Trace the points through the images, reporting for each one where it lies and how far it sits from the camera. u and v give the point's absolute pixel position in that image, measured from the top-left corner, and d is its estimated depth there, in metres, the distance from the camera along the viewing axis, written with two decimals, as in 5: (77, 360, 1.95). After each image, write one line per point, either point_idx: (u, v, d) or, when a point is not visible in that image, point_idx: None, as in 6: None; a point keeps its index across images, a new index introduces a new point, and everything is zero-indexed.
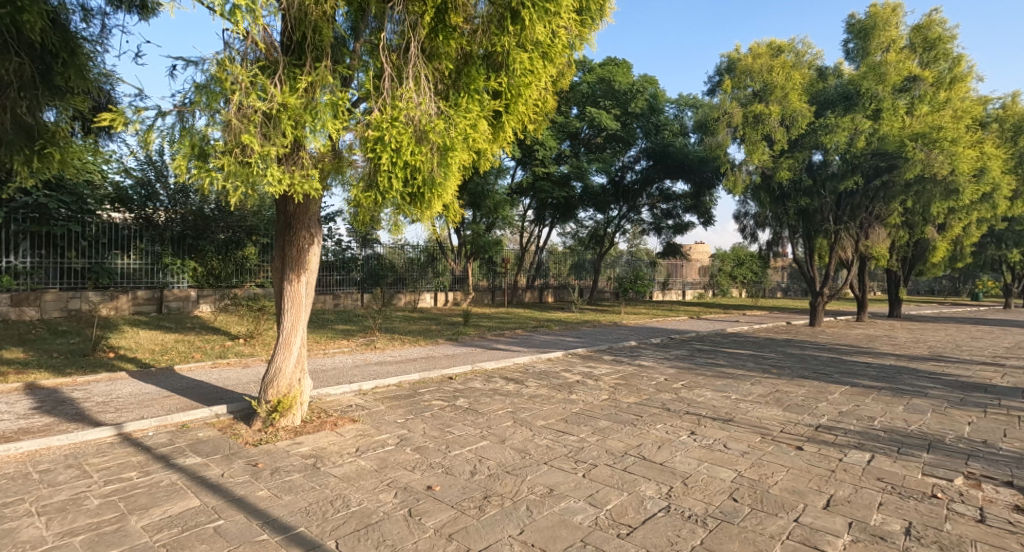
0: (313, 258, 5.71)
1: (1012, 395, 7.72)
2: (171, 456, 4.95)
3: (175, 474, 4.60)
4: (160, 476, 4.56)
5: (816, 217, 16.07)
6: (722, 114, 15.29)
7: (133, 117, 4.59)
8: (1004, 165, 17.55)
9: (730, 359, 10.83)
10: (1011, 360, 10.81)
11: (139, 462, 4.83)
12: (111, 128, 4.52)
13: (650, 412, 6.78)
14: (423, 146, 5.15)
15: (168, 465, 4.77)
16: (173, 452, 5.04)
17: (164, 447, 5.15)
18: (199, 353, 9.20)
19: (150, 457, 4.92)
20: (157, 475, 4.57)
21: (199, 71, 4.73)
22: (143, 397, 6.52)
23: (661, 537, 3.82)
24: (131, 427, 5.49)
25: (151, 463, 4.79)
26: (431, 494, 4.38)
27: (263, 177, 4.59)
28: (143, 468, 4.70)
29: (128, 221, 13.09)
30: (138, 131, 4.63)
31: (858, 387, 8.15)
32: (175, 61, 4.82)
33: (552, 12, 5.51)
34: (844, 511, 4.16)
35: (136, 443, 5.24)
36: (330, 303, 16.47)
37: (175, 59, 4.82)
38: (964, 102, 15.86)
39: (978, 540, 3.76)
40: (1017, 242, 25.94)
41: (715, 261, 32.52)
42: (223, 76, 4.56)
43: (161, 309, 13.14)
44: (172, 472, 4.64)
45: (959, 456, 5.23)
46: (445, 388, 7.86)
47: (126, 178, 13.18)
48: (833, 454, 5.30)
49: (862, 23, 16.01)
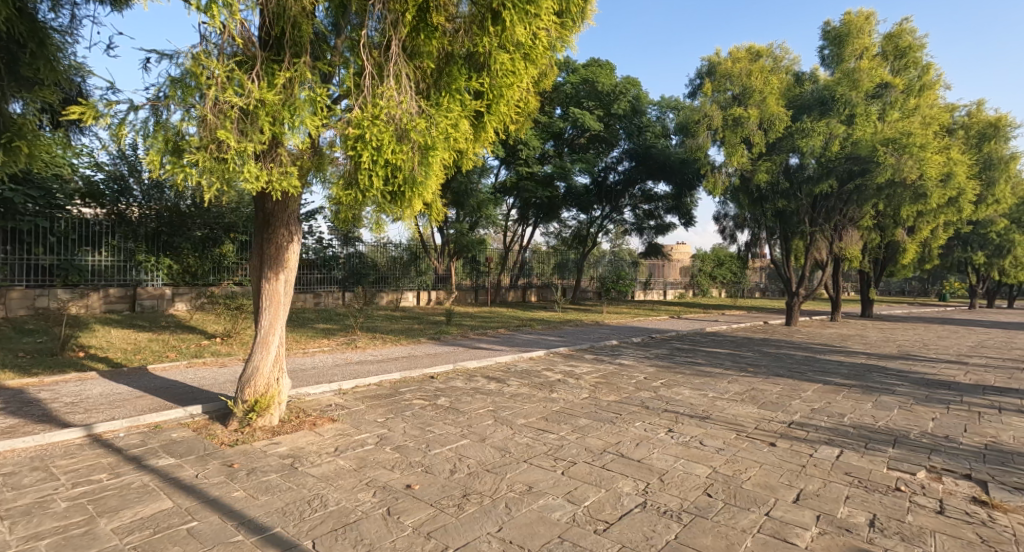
0: (292, 256, 5.70)
1: (975, 392, 7.95)
2: (144, 457, 4.92)
3: (147, 475, 4.58)
4: (131, 477, 4.53)
5: (792, 219, 16.28)
6: (702, 116, 15.48)
7: (104, 111, 4.54)
8: (969, 171, 18.03)
9: (708, 358, 10.96)
10: (974, 358, 11.15)
11: (109, 463, 4.79)
12: (81, 122, 4.46)
13: (629, 410, 6.85)
14: (403, 145, 5.16)
15: (140, 466, 4.74)
16: (146, 453, 5.01)
17: (135, 448, 5.12)
18: (173, 353, 9.06)
19: (121, 458, 4.89)
20: (128, 476, 4.54)
21: (173, 64, 4.70)
22: (115, 397, 6.47)
23: (637, 532, 3.89)
24: (101, 428, 5.44)
25: (121, 465, 4.75)
26: (410, 493, 4.40)
27: (240, 173, 4.55)
28: (113, 469, 4.67)
29: (99, 217, 12.92)
30: (109, 125, 4.59)
31: (830, 385, 8.31)
32: (148, 53, 4.78)
33: (532, 14, 5.56)
34: (813, 505, 4.27)
35: (106, 444, 5.20)
36: (310, 302, 16.37)
37: (148, 52, 4.78)
38: (932, 110, 16.33)
39: (937, 531, 3.88)
40: (981, 244, 26.73)
41: (696, 261, 32.94)
42: (199, 70, 4.55)
43: (134, 308, 13.02)
44: (144, 473, 4.61)
45: (922, 451, 5.38)
46: (425, 387, 7.85)
47: (97, 172, 12.97)
48: (804, 450, 5.43)
49: (837, 30, 16.31)
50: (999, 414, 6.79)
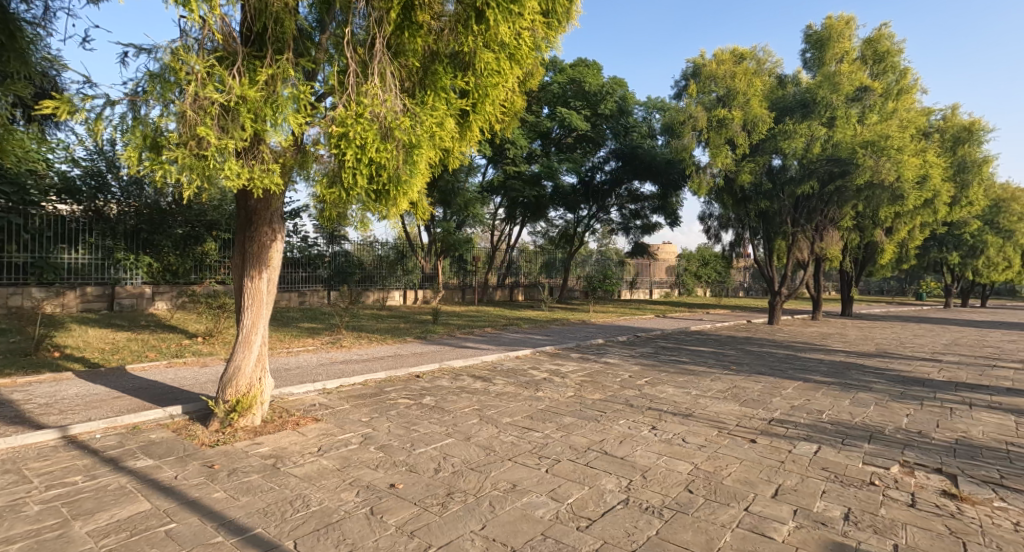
0: (275, 255, 5.68)
1: (948, 388, 8.12)
2: (121, 459, 4.88)
3: (124, 477, 4.55)
4: (108, 479, 4.50)
5: (774, 220, 16.53)
6: (687, 118, 15.60)
7: (80, 105, 4.50)
8: (944, 174, 18.38)
9: (692, 356, 11.08)
10: (948, 356, 11.39)
11: (84, 465, 4.74)
12: (56, 116, 4.42)
13: (613, 408, 6.92)
14: (388, 143, 5.14)
15: (116, 468, 4.70)
16: (123, 455, 4.97)
17: (112, 450, 5.07)
18: (153, 353, 8.97)
19: (97, 460, 4.84)
20: (104, 478, 4.51)
21: (152, 59, 4.68)
22: (92, 398, 6.40)
23: (619, 528, 3.94)
24: (77, 429, 5.39)
25: (97, 467, 4.72)
26: (394, 492, 4.41)
27: (221, 171, 4.55)
28: (89, 472, 4.63)
29: (76, 214, 12.75)
30: (86, 120, 4.55)
31: (809, 382, 8.45)
32: (126, 47, 4.75)
33: (516, 13, 5.57)
34: (791, 500, 4.35)
35: (81, 446, 5.14)
36: (295, 301, 16.29)
37: (126, 46, 4.75)
38: (909, 113, 16.63)
39: (909, 523, 3.97)
40: (956, 245, 27.26)
41: (681, 261, 33.23)
42: (178, 66, 4.53)
43: (112, 308, 12.83)
44: (121, 475, 4.58)
45: (896, 446, 5.49)
46: (410, 387, 7.84)
47: (74, 168, 12.82)
48: (783, 446, 5.51)
49: (818, 34, 16.58)
50: (969, 409, 6.96)
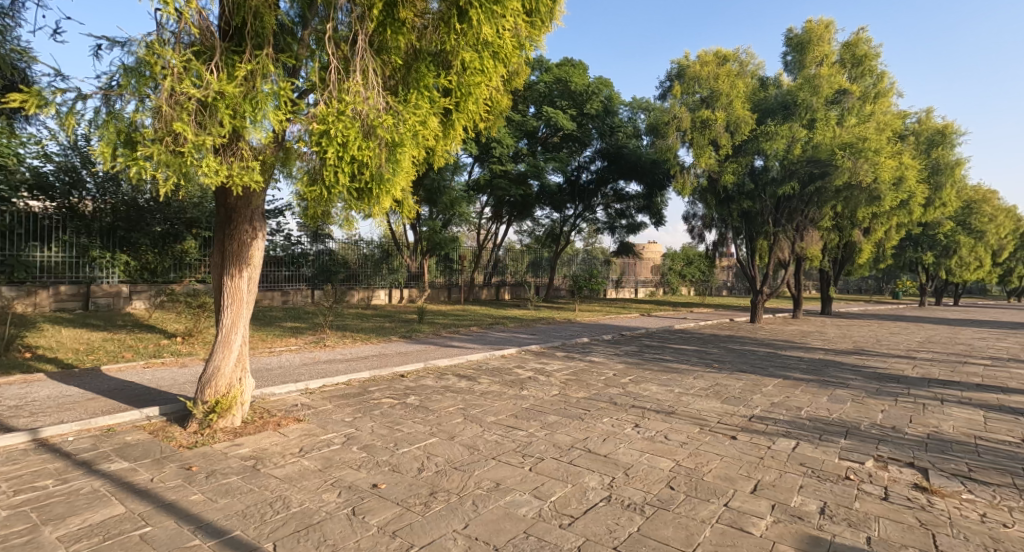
0: (255, 253, 5.64)
1: (922, 385, 8.28)
2: (95, 462, 4.83)
3: (97, 480, 4.50)
4: (80, 483, 4.44)
5: (756, 220, 16.67)
6: (672, 118, 15.69)
7: (51, 99, 4.44)
8: (919, 175, 18.74)
9: (676, 354, 11.19)
10: (922, 353, 11.62)
11: (56, 469, 4.68)
12: (25, 110, 4.35)
13: (597, 407, 6.97)
14: (370, 141, 5.13)
15: (90, 471, 4.65)
16: (97, 458, 4.91)
17: (86, 452, 5.01)
18: (130, 352, 8.88)
19: (70, 464, 4.78)
20: (76, 482, 4.46)
21: (126, 52, 4.63)
22: (64, 400, 6.30)
23: (601, 526, 3.97)
24: (48, 432, 5.31)
25: (69, 471, 4.66)
26: (376, 492, 4.41)
27: (198, 167, 4.51)
28: (60, 475, 4.57)
29: (49, 211, 12.55)
30: (57, 114, 4.49)
31: (789, 380, 8.57)
32: (98, 40, 4.69)
33: (499, 13, 5.56)
34: (769, 495, 4.41)
35: (53, 449, 5.07)
36: (278, 300, 16.18)
37: (99, 38, 4.69)
38: (886, 116, 16.96)
39: (881, 516, 4.05)
40: (931, 245, 27.82)
41: (666, 260, 33.47)
42: (154, 59, 4.48)
43: (87, 307, 12.63)
44: (94, 478, 4.53)
45: (871, 441, 5.59)
46: (395, 386, 7.83)
47: (46, 163, 12.62)
48: (763, 442, 5.59)
49: (799, 37, 16.85)
50: (941, 405, 7.11)
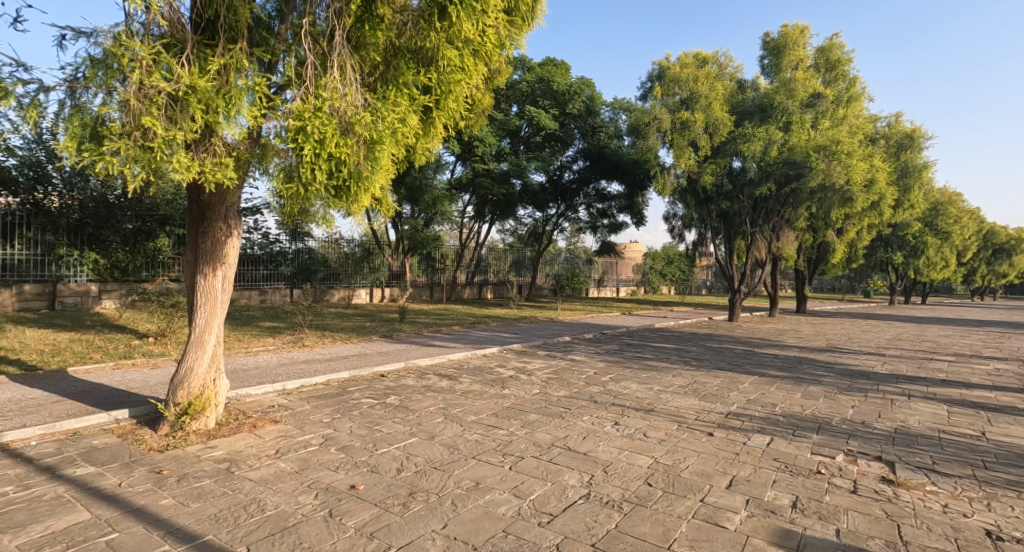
0: (230, 251, 5.60)
1: (892, 381, 8.48)
2: (59, 467, 4.76)
3: (61, 486, 4.43)
4: (43, 489, 4.38)
5: (734, 220, 16.69)
6: (653, 119, 15.82)
7: (13, 90, 4.39)
8: (889, 178, 19.16)
9: (655, 352, 11.32)
10: (891, 350, 11.90)
11: (18, 475, 4.61)
12: None
13: (578, 405, 7.03)
14: (348, 138, 5.12)
15: (53, 477, 4.58)
16: (61, 463, 4.84)
17: (50, 457, 4.94)
18: (99, 352, 8.81)
19: (32, 469, 4.70)
20: (38, 488, 4.38)
21: (92, 43, 4.57)
22: (27, 404, 6.19)
23: (579, 523, 4.02)
24: (11, 436, 5.22)
25: (31, 476, 4.58)
26: (354, 494, 4.41)
27: (168, 163, 4.45)
28: (22, 481, 4.49)
29: (12, 207, 12.25)
30: (18, 105, 4.43)
31: (765, 377, 8.72)
32: (63, 30, 4.63)
33: (480, 11, 5.56)
34: (743, 490, 4.50)
35: (15, 454, 4.99)
36: (256, 299, 16.02)
37: (63, 28, 4.63)
38: (858, 120, 17.40)
39: (850, 509, 4.15)
40: (900, 245, 28.48)
41: (647, 260, 33.68)
42: (121, 52, 4.43)
43: (54, 307, 12.43)
44: (58, 484, 4.46)
45: (842, 436, 5.72)
46: (375, 386, 7.80)
47: (10, 158, 12.32)
48: (738, 439, 5.69)
49: (775, 41, 17.17)
50: (908, 400, 7.29)
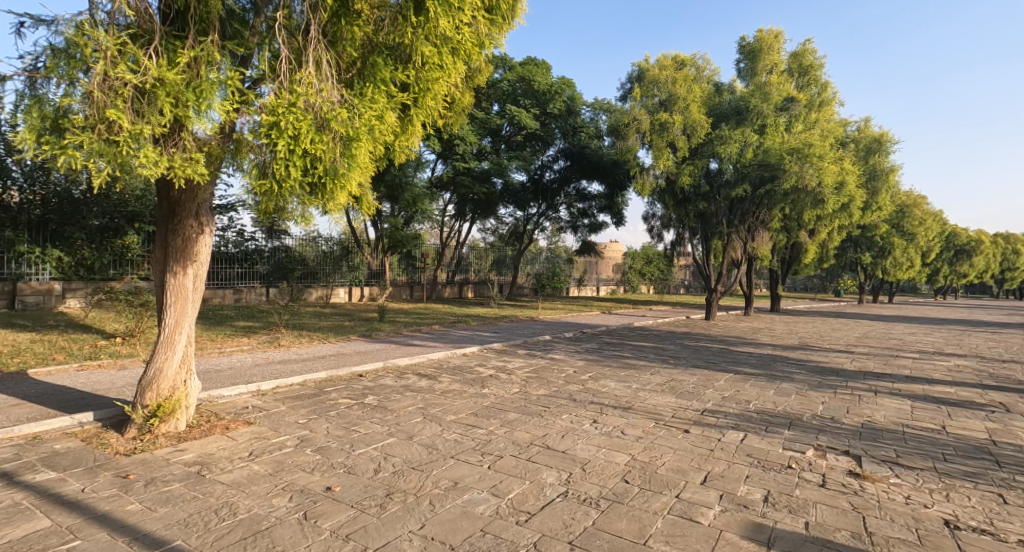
0: (202, 250, 5.52)
1: (860, 377, 8.68)
2: (18, 473, 4.65)
3: (20, 492, 4.34)
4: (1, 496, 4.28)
5: (712, 221, 16.90)
6: (632, 120, 15.90)
7: None
8: (859, 180, 19.57)
9: (634, 351, 11.41)
10: (860, 347, 12.18)
11: None
12: None
13: (557, 403, 7.06)
14: (323, 135, 5.08)
15: (13, 483, 4.48)
16: (21, 468, 4.73)
17: (9, 463, 4.82)
18: (62, 353, 8.63)
19: None
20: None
21: (53, 32, 4.48)
22: None
23: (557, 521, 4.05)
24: None
25: None
26: (329, 495, 4.39)
27: (136, 157, 4.38)
28: None
29: None
30: None
31: (740, 374, 8.85)
32: (22, 18, 4.54)
33: (456, 8, 5.55)
34: (718, 485, 4.56)
35: None
36: (230, 298, 15.81)
37: (23, 16, 4.54)
38: (829, 124, 17.77)
39: (819, 502, 4.23)
40: (869, 246, 29.16)
41: (627, 259, 33.92)
42: (84, 42, 4.34)
43: (14, 305, 12.24)
44: (17, 491, 4.36)
45: (813, 432, 5.82)
46: (353, 386, 7.75)
47: None
48: (714, 435, 5.75)
49: (750, 46, 17.44)
50: (875, 395, 7.46)
